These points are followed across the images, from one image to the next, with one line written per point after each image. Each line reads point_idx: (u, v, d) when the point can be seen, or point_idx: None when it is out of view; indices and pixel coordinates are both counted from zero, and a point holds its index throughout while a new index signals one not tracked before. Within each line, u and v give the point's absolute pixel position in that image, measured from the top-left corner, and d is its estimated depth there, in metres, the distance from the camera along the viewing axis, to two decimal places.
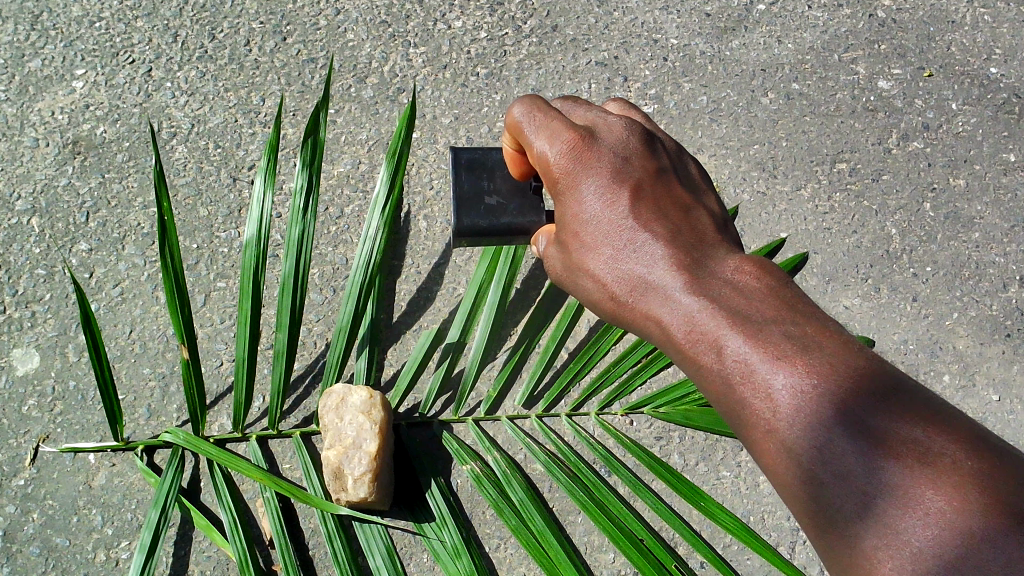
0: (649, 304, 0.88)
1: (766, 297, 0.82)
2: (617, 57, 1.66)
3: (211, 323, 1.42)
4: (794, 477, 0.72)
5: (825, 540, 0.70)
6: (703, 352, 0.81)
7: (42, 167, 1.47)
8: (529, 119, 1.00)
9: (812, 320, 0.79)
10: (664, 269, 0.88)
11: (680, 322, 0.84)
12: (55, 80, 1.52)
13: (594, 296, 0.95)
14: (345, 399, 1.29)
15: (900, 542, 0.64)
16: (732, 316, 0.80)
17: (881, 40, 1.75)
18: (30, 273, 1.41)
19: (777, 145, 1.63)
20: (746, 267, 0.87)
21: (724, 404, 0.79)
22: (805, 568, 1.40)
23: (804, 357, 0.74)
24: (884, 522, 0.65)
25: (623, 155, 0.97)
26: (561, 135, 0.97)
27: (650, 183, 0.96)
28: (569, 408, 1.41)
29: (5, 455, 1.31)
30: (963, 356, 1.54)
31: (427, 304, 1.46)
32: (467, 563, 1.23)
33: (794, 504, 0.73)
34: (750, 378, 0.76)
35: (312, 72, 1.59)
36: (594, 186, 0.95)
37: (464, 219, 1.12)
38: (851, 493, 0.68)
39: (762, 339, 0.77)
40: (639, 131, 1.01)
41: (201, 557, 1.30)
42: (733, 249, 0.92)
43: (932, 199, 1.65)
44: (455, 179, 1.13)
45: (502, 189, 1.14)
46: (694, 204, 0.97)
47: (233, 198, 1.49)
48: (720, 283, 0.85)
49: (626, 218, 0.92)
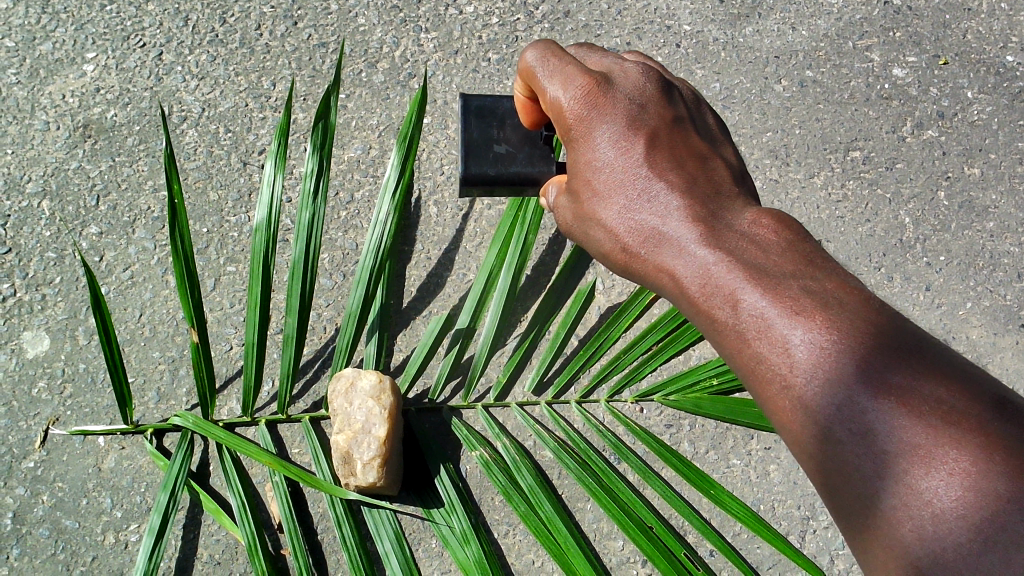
0: (663, 258, 0.87)
1: (785, 252, 0.81)
2: (629, 44, 1.65)
3: (221, 308, 1.42)
4: (809, 430, 0.72)
5: (840, 494, 0.70)
6: (718, 306, 0.80)
7: (52, 150, 1.46)
8: (544, 64, 0.99)
9: (831, 274, 0.78)
10: (680, 224, 0.87)
11: (695, 276, 0.83)
12: (66, 63, 1.52)
13: (606, 248, 0.95)
14: (355, 384, 1.28)
15: (921, 503, 0.64)
16: (751, 271, 0.79)
17: (897, 28, 1.73)
18: (41, 256, 1.41)
19: (791, 133, 1.62)
20: (764, 221, 0.86)
21: (737, 357, 0.79)
22: (815, 557, 1.39)
23: (824, 312, 0.74)
24: (903, 481, 0.65)
25: (639, 105, 0.97)
26: (575, 80, 0.96)
27: (665, 136, 0.95)
28: (579, 395, 1.40)
29: (15, 437, 1.32)
30: (976, 346, 1.54)
31: (438, 290, 1.46)
32: (476, 549, 1.22)
33: (807, 455, 0.73)
34: (767, 332, 0.76)
35: (323, 57, 1.58)
36: (610, 140, 0.94)
37: (472, 166, 1.12)
38: (869, 448, 0.67)
39: (781, 293, 0.76)
40: (655, 77, 1.01)
41: (210, 540, 1.30)
42: (749, 202, 0.91)
43: (947, 187, 1.63)
44: (464, 126, 1.14)
45: (512, 138, 1.14)
46: (711, 155, 0.96)
47: (243, 182, 1.49)
48: (738, 238, 0.84)
49: (640, 172, 0.92)
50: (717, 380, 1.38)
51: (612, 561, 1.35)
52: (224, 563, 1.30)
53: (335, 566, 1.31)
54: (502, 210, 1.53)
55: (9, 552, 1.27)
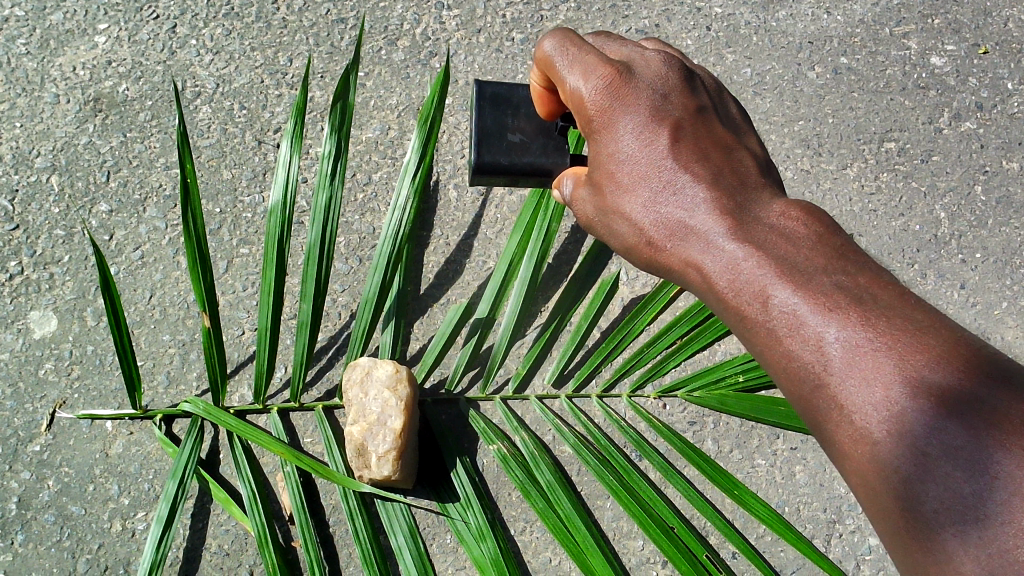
0: (691, 251, 0.83)
1: (815, 244, 0.76)
2: (658, 25, 1.60)
3: (233, 291, 1.38)
4: (844, 433, 0.67)
5: (877, 499, 0.65)
6: (748, 302, 0.76)
7: (62, 124, 1.42)
8: (562, 53, 0.93)
9: (864, 267, 0.74)
10: (707, 215, 0.82)
11: (723, 269, 0.79)
12: (77, 34, 1.47)
13: (629, 240, 0.90)
14: (370, 373, 1.24)
15: (965, 506, 0.59)
16: (781, 264, 0.75)
17: (936, 14, 1.67)
18: (49, 234, 1.37)
19: (823, 122, 1.57)
20: (793, 210, 0.81)
21: (769, 357, 0.74)
22: (840, 563, 1.36)
23: (857, 308, 0.69)
24: (947, 485, 0.60)
25: (662, 94, 0.92)
26: (595, 70, 0.91)
27: (690, 123, 0.91)
28: (601, 389, 1.36)
29: (21, 420, 1.28)
30: (1011, 347, 1.49)
31: (456, 276, 1.42)
32: (491, 547, 1.19)
33: (843, 458, 0.68)
34: (799, 331, 0.71)
35: (342, 33, 1.53)
36: (633, 127, 0.89)
37: (485, 154, 1.07)
38: (907, 449, 0.63)
39: (814, 289, 0.72)
40: (677, 66, 0.95)
41: (219, 530, 1.27)
42: (777, 191, 0.86)
43: (984, 181, 1.58)
44: (478, 113, 1.09)
45: (526, 128, 1.09)
46: (735, 144, 0.91)
47: (258, 161, 1.45)
48: (767, 230, 0.79)
49: (666, 162, 0.87)
50: (743, 377, 1.34)
51: (631, 561, 1.32)
52: (233, 555, 1.27)
53: (347, 560, 1.28)
54: (524, 195, 1.48)
55: (13, 537, 1.24)
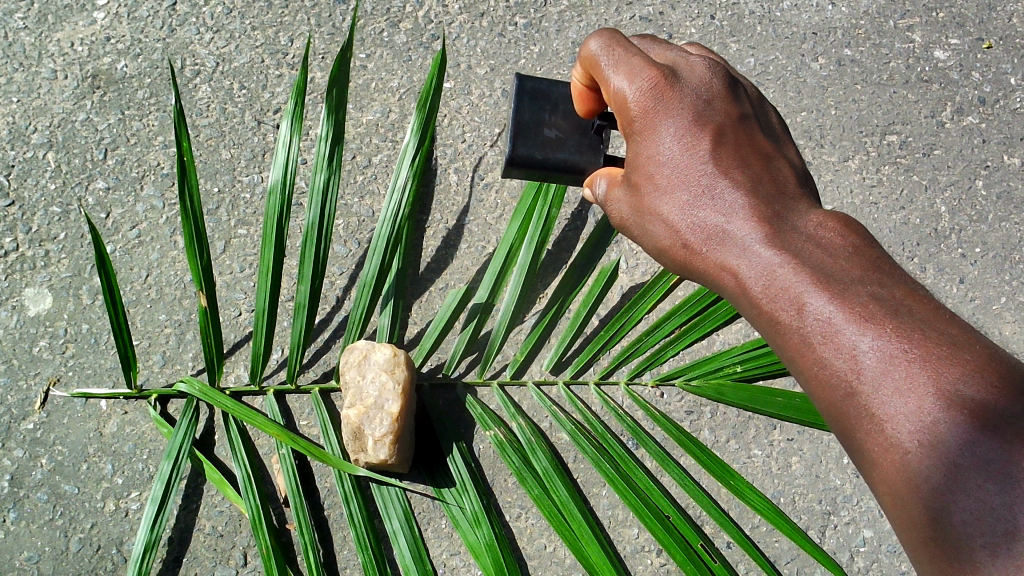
0: (724, 256, 0.82)
1: (852, 255, 0.76)
2: (662, 13, 1.59)
3: (230, 272, 1.37)
4: (874, 441, 0.67)
5: (904, 509, 0.65)
6: (782, 308, 0.75)
7: (59, 101, 1.41)
8: (607, 53, 0.93)
9: (901, 282, 0.73)
10: (743, 222, 0.82)
11: (758, 275, 0.78)
12: (76, 10, 1.45)
13: (661, 242, 0.89)
14: (368, 356, 1.24)
15: (995, 518, 0.59)
16: (817, 272, 0.74)
17: (940, 7, 1.66)
18: (44, 211, 1.36)
19: (826, 113, 1.57)
20: (830, 221, 0.80)
21: (801, 365, 0.74)
22: (834, 554, 1.36)
23: (895, 320, 0.69)
24: (978, 496, 0.60)
25: (704, 100, 0.91)
26: (641, 72, 0.90)
27: (730, 129, 0.90)
28: (598, 376, 1.36)
29: (14, 397, 1.27)
30: (1009, 342, 1.49)
31: (455, 261, 1.41)
32: (486, 533, 1.19)
33: (871, 468, 0.68)
34: (833, 339, 0.70)
35: (344, 14, 1.52)
36: (673, 130, 0.88)
37: (519, 147, 1.03)
38: (938, 460, 0.62)
39: (849, 298, 0.71)
40: (721, 73, 0.94)
41: (213, 512, 1.26)
42: (814, 203, 0.85)
43: (986, 176, 1.58)
44: (516, 104, 1.04)
45: (563, 124, 1.05)
46: (775, 153, 0.90)
47: (257, 142, 1.44)
48: (803, 239, 0.78)
49: (705, 168, 0.86)
50: (741, 367, 1.34)
51: (626, 549, 1.32)
52: (226, 536, 1.26)
53: (341, 543, 1.28)
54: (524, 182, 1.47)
55: (5, 515, 1.23)
